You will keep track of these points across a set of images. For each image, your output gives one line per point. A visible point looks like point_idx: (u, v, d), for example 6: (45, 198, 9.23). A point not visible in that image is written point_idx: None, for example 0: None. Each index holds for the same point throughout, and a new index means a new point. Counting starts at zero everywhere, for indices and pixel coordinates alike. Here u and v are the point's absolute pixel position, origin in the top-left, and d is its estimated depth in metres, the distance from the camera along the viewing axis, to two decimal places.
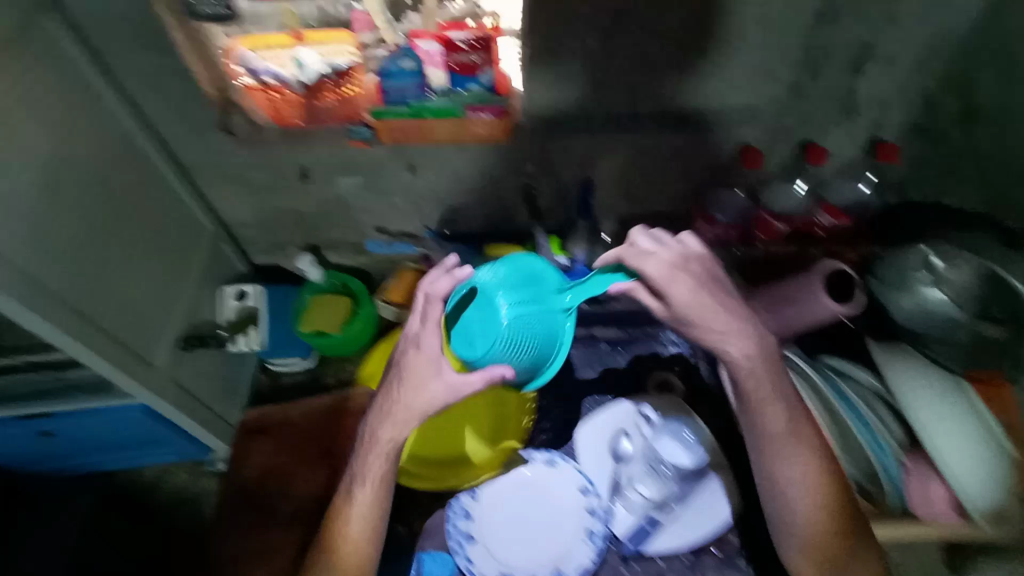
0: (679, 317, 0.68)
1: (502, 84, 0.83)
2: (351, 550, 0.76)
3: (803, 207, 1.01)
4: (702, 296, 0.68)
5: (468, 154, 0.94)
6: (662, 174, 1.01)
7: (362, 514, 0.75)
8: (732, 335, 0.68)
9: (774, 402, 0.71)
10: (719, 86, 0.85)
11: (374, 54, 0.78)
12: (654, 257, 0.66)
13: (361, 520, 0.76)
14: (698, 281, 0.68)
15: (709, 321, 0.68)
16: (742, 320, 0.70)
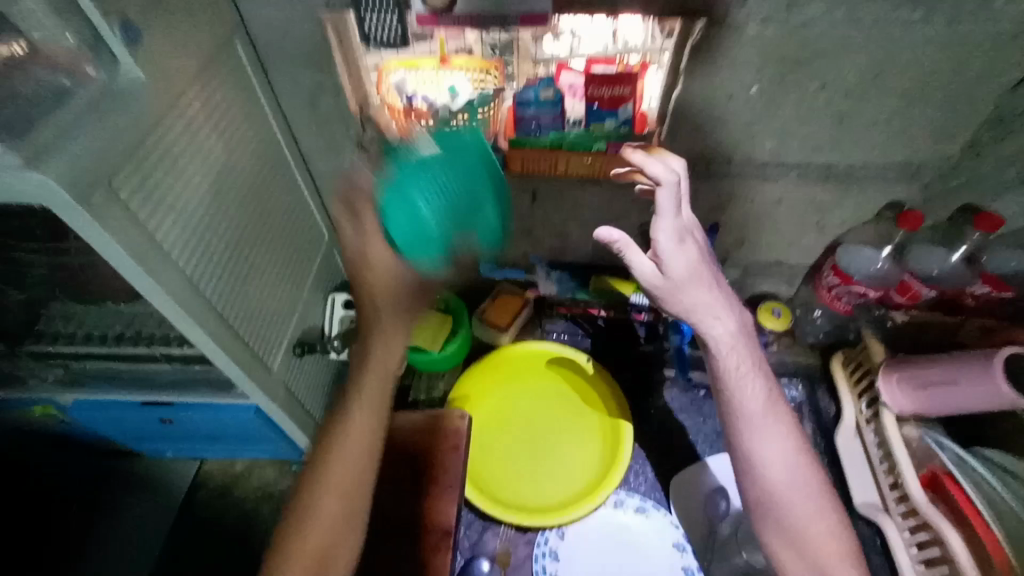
0: (669, 285, 0.68)
1: (640, 121, 0.80)
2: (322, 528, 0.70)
3: (955, 274, 0.90)
4: (696, 268, 0.68)
5: (593, 186, 0.92)
6: (795, 226, 0.95)
7: (359, 449, 0.73)
8: (714, 312, 0.69)
9: (752, 372, 0.70)
10: (883, 141, 0.79)
11: (512, 89, 0.80)
12: (662, 217, 0.66)
13: (361, 453, 0.73)
14: (696, 253, 0.68)
15: (695, 298, 0.68)
16: (725, 298, 0.71)
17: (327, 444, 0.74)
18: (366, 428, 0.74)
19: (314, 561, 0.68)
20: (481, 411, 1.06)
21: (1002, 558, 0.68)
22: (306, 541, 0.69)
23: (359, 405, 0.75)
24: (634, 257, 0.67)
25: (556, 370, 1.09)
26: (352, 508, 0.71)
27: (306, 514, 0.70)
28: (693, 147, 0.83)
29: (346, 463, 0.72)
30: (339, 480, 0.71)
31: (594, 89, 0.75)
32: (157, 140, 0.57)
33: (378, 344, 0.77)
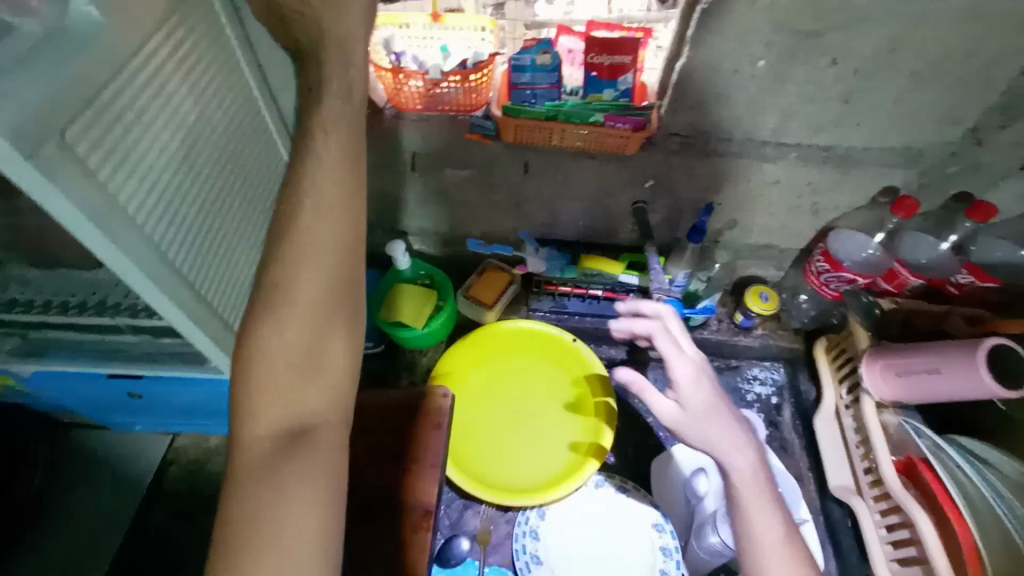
0: (684, 414, 0.76)
1: (638, 94, 0.79)
2: (279, 392, 0.49)
3: (941, 262, 0.91)
4: (711, 401, 0.76)
5: (587, 161, 0.88)
6: (790, 209, 0.93)
7: (345, 217, 0.53)
8: (732, 444, 0.74)
9: (769, 506, 0.71)
10: (889, 124, 0.77)
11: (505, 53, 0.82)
12: (673, 359, 0.79)
13: (343, 229, 0.53)
14: (710, 389, 0.78)
15: (711, 426, 0.75)
16: (741, 434, 0.75)
17: (291, 213, 0.53)
18: (341, 186, 0.54)
19: (296, 367, 0.50)
20: (466, 388, 1.04)
21: (971, 546, 0.70)
22: (277, 340, 0.50)
23: (326, 157, 0.54)
24: (648, 391, 0.78)
25: (545, 345, 1.07)
26: (341, 295, 0.52)
27: (276, 293, 0.50)
28: (695, 122, 0.80)
29: (322, 238, 0.52)
30: (317, 254, 0.51)
31: (590, 55, 0.73)
32: (118, 91, 0.52)
33: (341, 92, 0.57)
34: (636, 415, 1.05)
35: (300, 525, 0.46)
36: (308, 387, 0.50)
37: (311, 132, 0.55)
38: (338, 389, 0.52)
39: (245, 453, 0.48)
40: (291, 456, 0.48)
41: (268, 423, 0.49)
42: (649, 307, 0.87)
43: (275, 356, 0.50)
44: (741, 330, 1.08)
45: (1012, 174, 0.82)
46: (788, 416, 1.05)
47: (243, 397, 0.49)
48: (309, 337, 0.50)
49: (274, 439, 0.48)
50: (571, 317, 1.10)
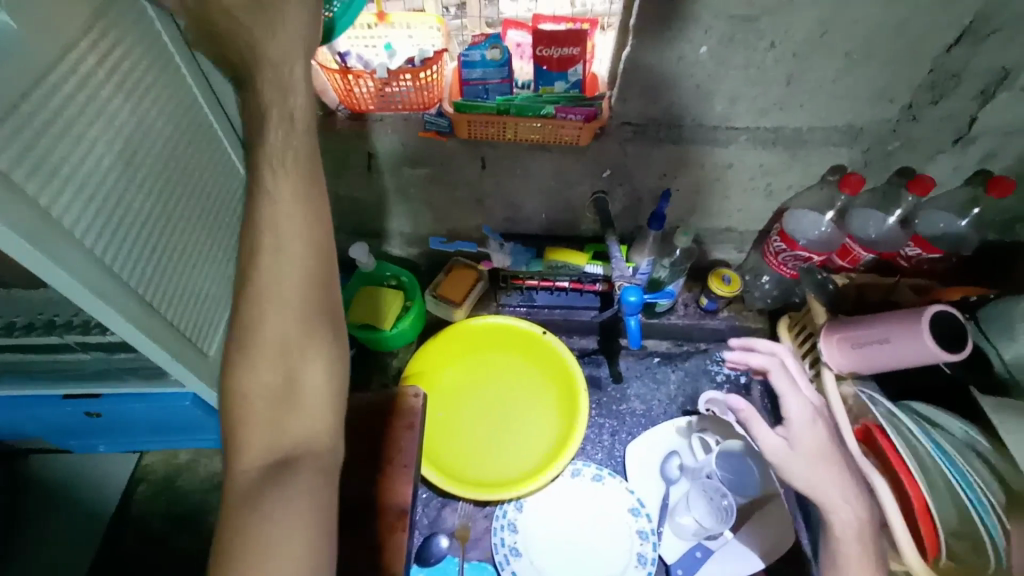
0: (796, 452, 0.78)
1: (588, 86, 0.80)
2: (262, 431, 0.53)
3: (892, 235, 0.94)
4: (827, 444, 0.78)
5: (544, 154, 0.89)
6: (744, 192, 0.95)
7: (307, 253, 0.56)
8: (842, 491, 0.74)
9: (866, 553, 0.72)
10: (828, 104, 0.80)
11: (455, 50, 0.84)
12: (789, 397, 0.82)
13: (306, 263, 0.56)
14: (825, 434, 0.79)
15: (825, 467, 0.76)
16: (854, 485, 0.75)
17: (251, 247, 0.56)
18: (299, 219, 0.56)
19: (274, 402, 0.54)
20: (439, 386, 1.05)
21: (921, 505, 0.75)
22: (253, 379, 0.54)
23: (276, 191, 0.55)
24: (757, 426, 0.81)
25: (517, 341, 1.06)
26: (312, 327, 0.56)
27: (246, 333, 0.54)
28: (645, 111, 0.82)
29: (285, 279, 0.55)
30: (281, 295, 0.55)
31: (537, 48, 0.73)
32: (42, 102, 0.51)
33: (284, 120, 0.55)
34: (608, 400, 1.06)
35: (286, 551, 0.48)
36: (289, 419, 0.54)
37: (258, 165, 0.55)
38: (319, 418, 0.55)
39: (232, 488, 0.51)
40: (275, 483, 0.50)
41: (253, 458, 0.52)
42: (763, 345, 0.92)
43: (253, 394, 0.54)
44: (706, 314, 1.10)
45: (947, 148, 0.86)
46: (759, 397, 1.06)
47: (229, 438, 0.53)
48: (284, 373, 0.54)
49: (260, 470, 0.52)
50: (541, 309, 1.11)
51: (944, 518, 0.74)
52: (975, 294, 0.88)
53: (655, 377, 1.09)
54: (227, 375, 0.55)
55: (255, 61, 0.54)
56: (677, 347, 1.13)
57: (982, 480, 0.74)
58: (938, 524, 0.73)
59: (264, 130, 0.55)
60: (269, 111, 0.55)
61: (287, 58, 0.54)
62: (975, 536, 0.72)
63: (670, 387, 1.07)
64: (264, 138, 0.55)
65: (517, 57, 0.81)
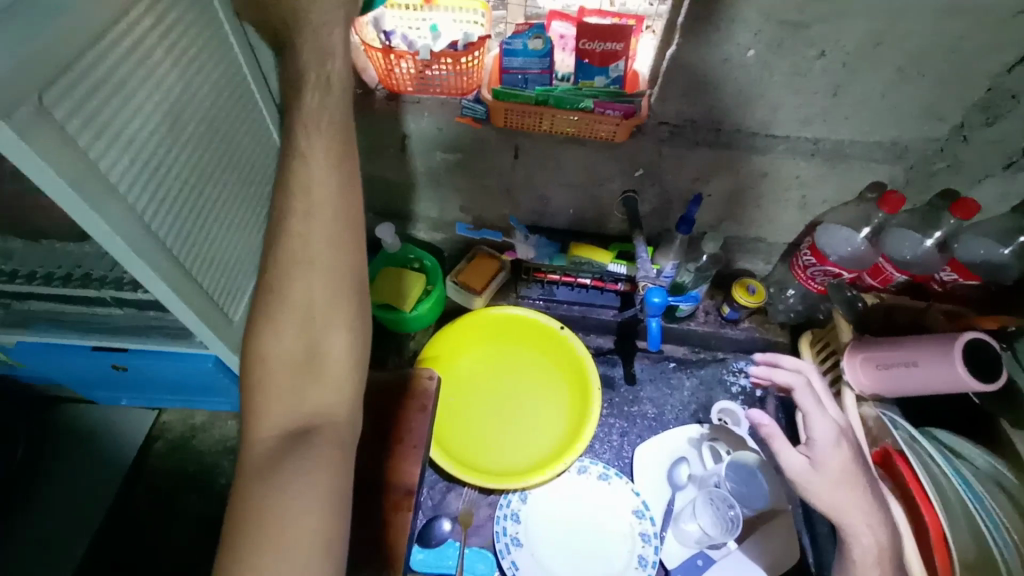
0: (821, 473, 0.74)
1: (629, 83, 0.80)
2: (283, 396, 0.55)
3: (927, 258, 0.92)
4: (852, 467, 0.75)
5: (577, 148, 0.89)
6: (777, 202, 0.93)
7: (336, 218, 0.58)
8: (864, 518, 0.72)
9: None
10: (874, 118, 0.78)
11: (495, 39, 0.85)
12: (815, 414, 0.78)
13: (336, 230, 0.58)
14: (849, 454, 0.76)
15: (849, 491, 0.73)
16: (877, 512, 0.73)
17: (282, 213, 0.58)
18: (329, 186, 0.59)
19: (297, 367, 0.55)
20: (454, 371, 1.05)
21: (938, 531, 0.74)
22: (278, 342, 0.56)
23: (311, 151, 0.59)
24: (779, 443, 0.77)
25: (534, 334, 1.06)
26: (339, 295, 0.58)
27: (274, 296, 0.57)
28: (684, 112, 0.81)
29: (313, 245, 0.57)
30: (308, 261, 0.57)
31: (582, 41, 0.73)
32: (98, 57, 0.52)
33: (321, 83, 0.60)
34: (620, 401, 1.06)
35: (306, 511, 0.49)
36: (312, 386, 0.56)
37: (295, 131, 0.59)
38: (342, 387, 0.57)
39: (251, 450, 0.52)
40: (294, 448, 0.52)
41: (274, 424, 0.54)
42: (788, 362, 0.90)
43: (277, 359, 0.55)
44: (727, 323, 1.08)
45: (995, 173, 0.83)
46: (773, 410, 1.04)
47: (251, 402, 0.55)
48: (307, 340, 0.56)
49: (278, 436, 0.53)
50: (560, 304, 1.10)
51: (960, 547, 0.72)
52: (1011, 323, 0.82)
53: (668, 382, 1.08)
54: (252, 339, 0.56)
55: (302, 30, 0.59)
56: (693, 354, 1.12)
57: (1000, 507, 0.73)
58: (952, 552, 0.72)
59: (304, 94, 0.60)
60: (307, 76, 0.60)
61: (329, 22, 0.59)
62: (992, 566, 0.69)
63: (684, 393, 1.06)
64: (303, 102, 0.59)
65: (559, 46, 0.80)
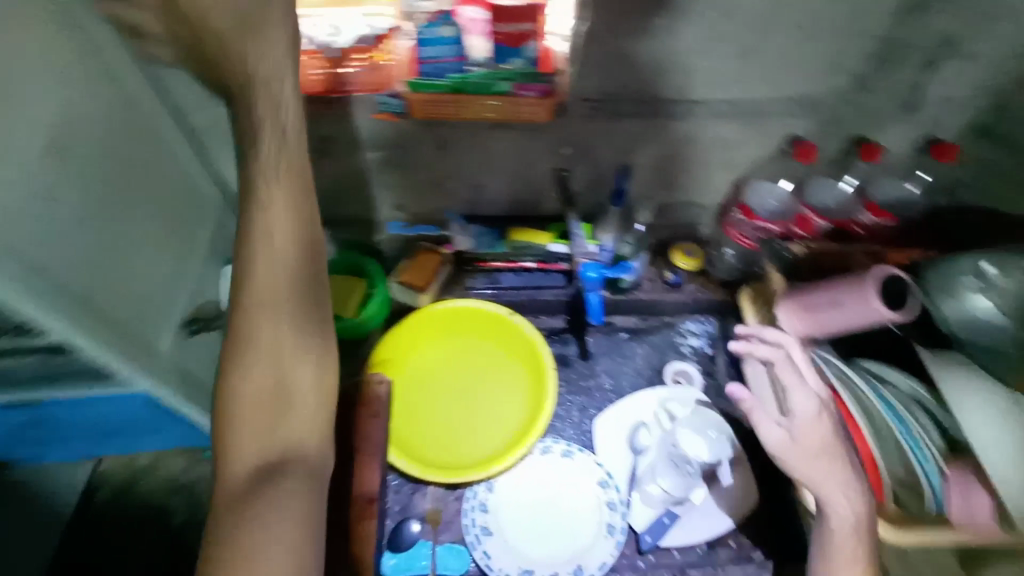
0: (800, 447, 0.77)
1: (547, 62, 0.77)
2: (254, 433, 0.55)
3: (844, 204, 0.95)
4: (830, 438, 0.76)
5: (502, 133, 0.87)
6: (703, 165, 0.96)
7: (295, 257, 0.61)
8: (841, 489, 0.74)
9: (852, 539, 0.72)
10: (782, 75, 0.80)
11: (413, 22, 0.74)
12: (795, 390, 0.80)
13: (296, 271, 0.61)
14: (830, 427, 0.77)
15: (828, 465, 0.75)
16: (852, 480, 0.75)
17: (246, 258, 0.60)
18: (290, 229, 0.61)
19: (268, 403, 0.56)
20: (408, 372, 1.04)
21: (869, 457, 0.79)
22: (246, 385, 0.56)
23: (271, 200, 0.61)
24: (757, 419, 0.81)
25: (484, 325, 1.05)
26: (305, 331, 0.60)
27: (240, 338, 0.58)
28: (602, 86, 0.80)
29: (276, 284, 0.60)
30: (275, 300, 0.59)
31: (497, 24, 0.71)
32: None
33: (276, 133, 0.61)
34: (577, 378, 1.07)
35: (280, 542, 0.49)
36: (284, 420, 0.56)
37: (255, 178, 0.61)
38: (314, 417, 0.58)
39: (221, 495, 0.52)
40: (267, 484, 0.52)
41: (246, 461, 0.54)
42: (769, 334, 0.89)
43: (246, 397, 0.56)
44: (671, 288, 1.10)
45: (900, 118, 0.87)
46: (722, 367, 1.08)
47: (220, 443, 0.55)
48: (275, 376, 0.57)
49: (250, 472, 0.53)
50: (508, 291, 1.09)
51: (891, 469, 0.79)
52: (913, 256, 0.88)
53: (621, 352, 1.10)
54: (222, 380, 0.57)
55: (250, 83, 0.61)
56: (642, 322, 1.13)
57: (924, 428, 0.80)
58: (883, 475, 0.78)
59: (257, 144, 0.61)
60: (262, 126, 0.61)
61: (274, 75, 0.61)
62: (916, 485, 0.77)
63: (638, 362, 1.09)
64: (258, 150, 0.61)
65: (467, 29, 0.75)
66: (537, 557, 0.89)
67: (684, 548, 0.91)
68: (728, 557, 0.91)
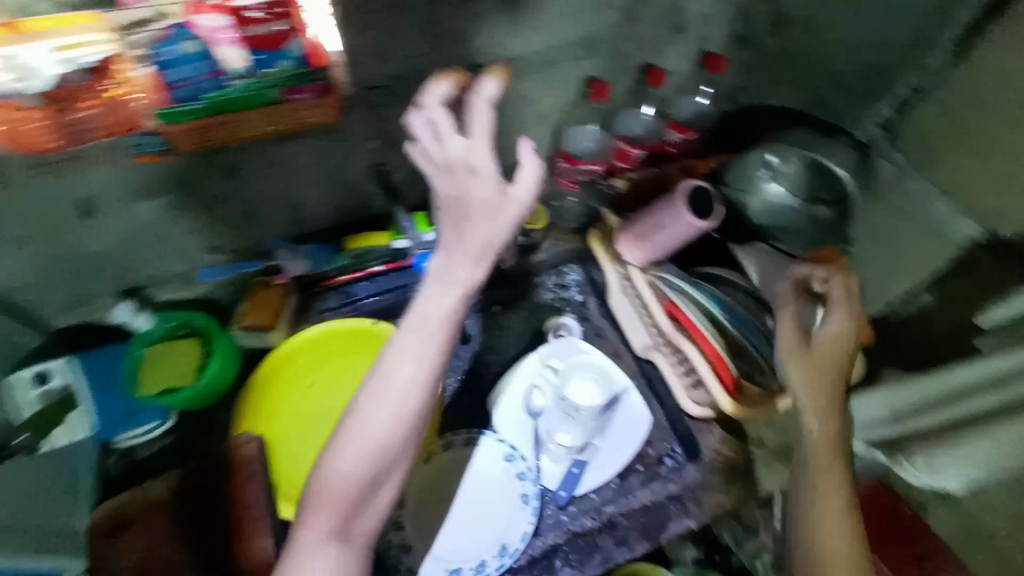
0: (817, 357, 0.72)
1: (317, 56, 0.67)
2: (329, 511, 0.60)
3: (652, 129, 1.01)
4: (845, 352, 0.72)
5: (293, 142, 0.80)
6: (515, 125, 0.96)
7: (421, 355, 0.61)
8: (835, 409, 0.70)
9: (839, 454, 0.68)
10: (552, 22, 0.81)
11: (136, 40, 0.59)
12: (834, 306, 0.74)
13: (421, 367, 0.60)
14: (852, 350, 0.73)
15: (838, 383, 0.71)
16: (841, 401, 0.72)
17: (394, 336, 0.62)
18: (434, 323, 0.61)
19: (356, 489, 0.60)
20: (283, 418, 0.95)
21: (716, 354, 0.83)
22: (340, 465, 0.59)
23: (447, 301, 0.61)
24: (786, 318, 0.76)
25: (349, 342, 0.98)
26: (412, 426, 0.61)
27: (354, 415, 0.60)
28: (383, 70, 0.76)
29: (398, 375, 0.60)
30: (393, 390, 0.60)
31: (243, 28, 0.62)
32: None
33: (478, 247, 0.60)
34: (461, 363, 1.04)
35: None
36: (359, 508, 0.61)
37: (445, 275, 0.61)
38: (382, 507, 0.63)
39: (294, 545, 0.60)
40: (321, 553, 0.59)
41: (313, 531, 0.60)
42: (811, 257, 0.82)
43: (338, 479, 0.59)
44: (526, 249, 1.10)
45: (672, 40, 0.93)
46: (597, 311, 1.09)
47: (304, 505, 0.61)
48: (369, 466, 0.59)
49: (316, 543, 0.59)
50: (365, 302, 1.01)
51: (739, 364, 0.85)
52: (713, 163, 0.96)
53: (499, 325, 1.08)
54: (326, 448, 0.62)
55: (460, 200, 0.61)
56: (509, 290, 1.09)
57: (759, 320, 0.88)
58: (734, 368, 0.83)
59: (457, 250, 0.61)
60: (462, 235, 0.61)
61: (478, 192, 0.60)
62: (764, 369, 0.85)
63: (516, 328, 1.08)
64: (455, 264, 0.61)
65: (472, 107, 0.62)
66: (459, 554, 0.86)
67: (599, 487, 0.92)
68: (639, 482, 0.94)
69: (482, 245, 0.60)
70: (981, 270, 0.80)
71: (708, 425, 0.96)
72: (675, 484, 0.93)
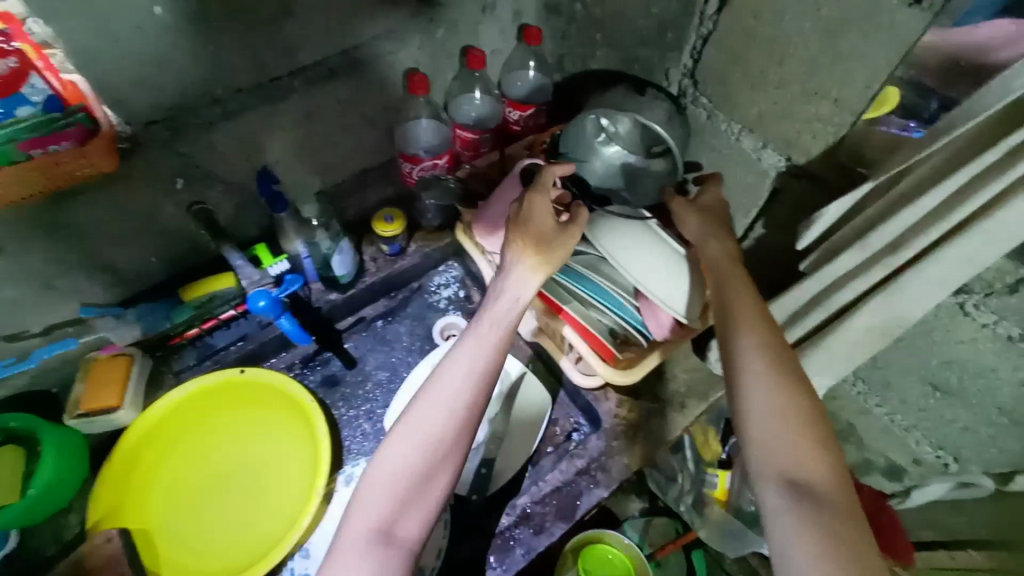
0: (699, 206, 0.76)
1: (69, 97, 0.60)
2: (378, 509, 0.57)
3: (489, 109, 1.00)
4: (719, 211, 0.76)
5: (75, 200, 0.70)
6: (343, 133, 0.90)
7: (487, 353, 0.63)
8: (716, 234, 0.72)
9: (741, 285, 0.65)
10: (343, 19, 0.75)
11: None
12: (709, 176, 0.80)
13: (486, 362, 0.62)
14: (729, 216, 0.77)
15: (718, 224, 0.74)
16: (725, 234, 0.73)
17: (462, 334, 0.65)
18: (491, 325, 0.64)
19: (412, 481, 0.58)
20: (161, 493, 0.85)
21: (579, 325, 0.83)
22: (392, 455, 0.59)
23: (505, 306, 0.66)
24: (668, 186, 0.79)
25: (213, 398, 0.88)
26: (472, 417, 0.60)
27: (415, 404, 0.61)
28: (159, 102, 0.68)
29: (458, 367, 0.62)
30: (454, 379, 0.61)
31: None
32: None
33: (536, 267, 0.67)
34: (351, 391, 0.97)
35: None
36: (410, 505, 0.58)
37: (502, 283, 0.67)
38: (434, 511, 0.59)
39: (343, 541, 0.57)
40: (367, 553, 0.55)
41: (358, 529, 0.57)
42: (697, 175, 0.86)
43: (392, 472, 0.58)
44: (396, 257, 1.01)
45: (483, 18, 0.90)
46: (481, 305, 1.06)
47: (354, 498, 0.59)
48: (428, 456, 0.58)
49: (361, 540, 0.56)
50: (226, 351, 0.94)
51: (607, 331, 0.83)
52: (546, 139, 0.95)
53: (384, 340, 1.03)
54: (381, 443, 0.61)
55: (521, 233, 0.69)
56: (391, 302, 1.06)
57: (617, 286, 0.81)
58: (603, 335, 0.82)
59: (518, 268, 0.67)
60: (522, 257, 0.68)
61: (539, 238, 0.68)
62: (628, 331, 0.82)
63: (403, 339, 1.03)
64: (511, 276, 0.67)
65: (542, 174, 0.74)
66: None
67: (511, 478, 0.92)
68: (550, 463, 0.95)
69: (518, 282, 0.67)
70: (795, 194, 0.86)
71: (603, 392, 0.96)
72: (582, 458, 0.90)
